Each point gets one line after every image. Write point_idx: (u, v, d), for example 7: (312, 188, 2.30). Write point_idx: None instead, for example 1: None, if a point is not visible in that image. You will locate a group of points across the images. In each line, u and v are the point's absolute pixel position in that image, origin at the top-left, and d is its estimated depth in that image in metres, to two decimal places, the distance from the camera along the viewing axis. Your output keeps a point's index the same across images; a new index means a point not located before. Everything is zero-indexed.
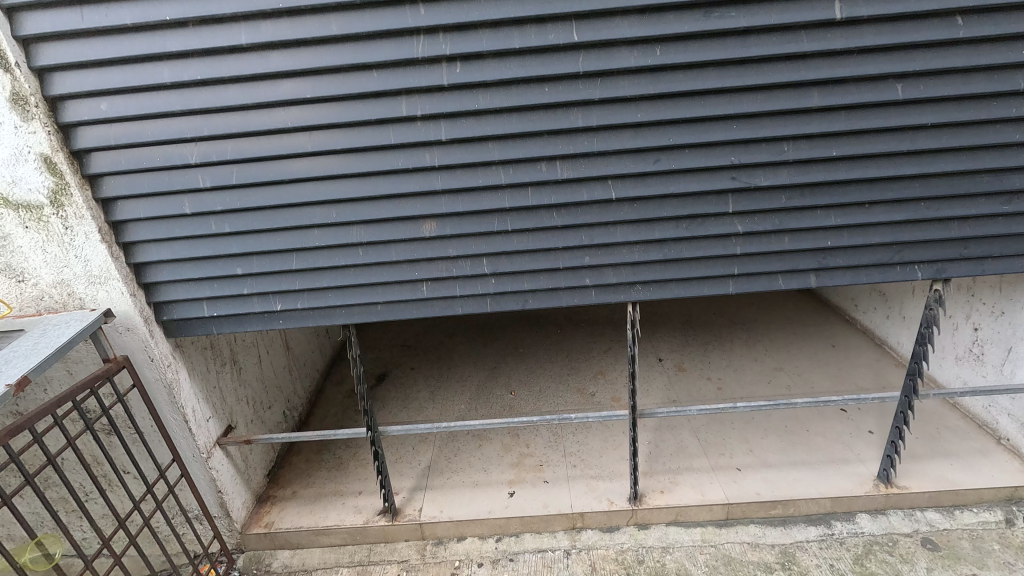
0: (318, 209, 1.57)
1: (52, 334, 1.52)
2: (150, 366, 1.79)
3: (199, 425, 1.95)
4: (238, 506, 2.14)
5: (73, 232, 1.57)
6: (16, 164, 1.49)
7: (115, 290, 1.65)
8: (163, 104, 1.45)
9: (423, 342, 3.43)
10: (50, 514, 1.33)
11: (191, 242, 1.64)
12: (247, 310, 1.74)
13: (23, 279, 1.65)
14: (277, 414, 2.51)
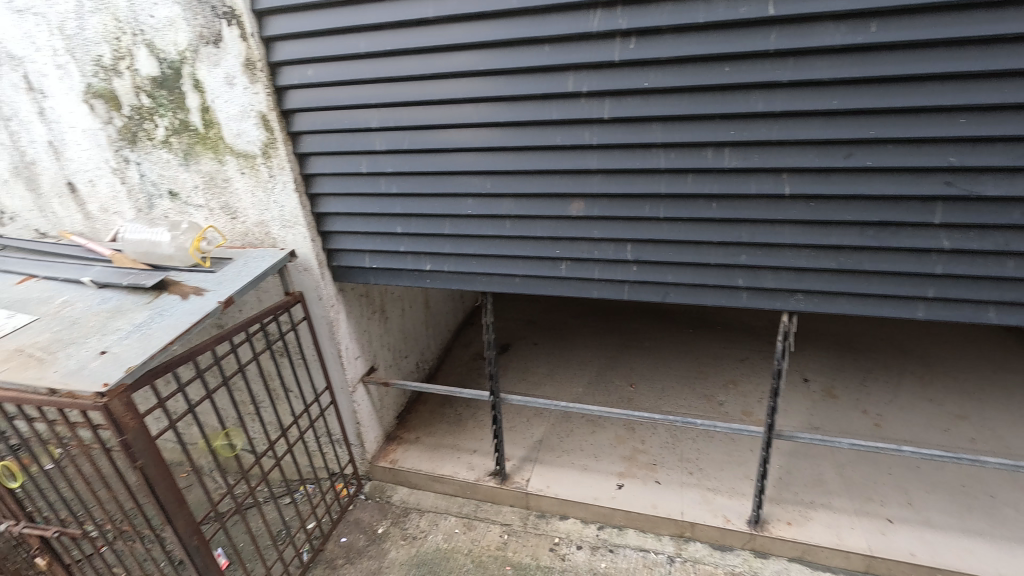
0: (474, 179, 1.65)
1: (252, 265, 1.83)
2: (318, 303, 2.05)
3: (348, 362, 2.20)
4: (371, 439, 2.41)
5: (276, 180, 1.84)
6: (241, 119, 1.77)
7: (301, 234, 1.92)
8: (356, 72, 1.61)
9: (548, 321, 3.46)
10: (230, 413, 1.63)
11: (363, 199, 1.82)
12: (401, 266, 1.90)
13: (235, 217, 1.98)
14: (411, 364, 2.74)
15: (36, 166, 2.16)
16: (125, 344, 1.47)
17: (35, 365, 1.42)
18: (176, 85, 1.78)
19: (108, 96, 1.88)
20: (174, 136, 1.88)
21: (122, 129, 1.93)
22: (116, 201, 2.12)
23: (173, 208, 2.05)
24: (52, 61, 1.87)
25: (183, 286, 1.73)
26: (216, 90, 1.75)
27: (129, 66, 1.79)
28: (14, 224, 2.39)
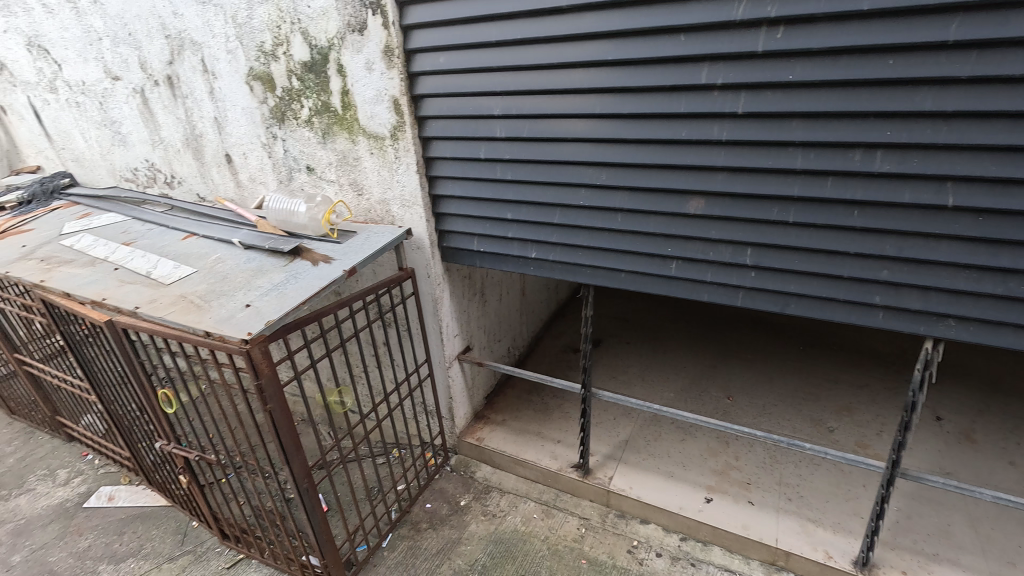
0: (589, 170, 1.64)
1: (373, 239, 1.97)
2: (426, 281, 2.17)
3: (448, 339, 2.30)
4: (460, 415, 2.51)
5: (400, 161, 1.96)
6: (376, 103, 1.90)
7: (417, 214, 2.03)
8: (485, 60, 1.66)
9: (642, 321, 3.37)
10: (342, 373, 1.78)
11: (478, 184, 1.89)
12: (507, 252, 1.94)
13: (361, 193, 2.14)
14: (503, 348, 2.80)
15: (202, 139, 2.48)
16: (266, 300, 1.66)
17: (195, 310, 1.64)
18: (322, 70, 1.95)
19: (265, 78, 2.10)
20: (316, 116, 2.06)
21: (274, 108, 2.16)
22: (263, 173, 2.37)
23: (309, 181, 2.25)
24: (224, 47, 2.13)
25: (315, 254, 1.91)
26: (356, 75, 1.89)
27: (285, 51, 1.99)
28: (181, 187, 2.77)
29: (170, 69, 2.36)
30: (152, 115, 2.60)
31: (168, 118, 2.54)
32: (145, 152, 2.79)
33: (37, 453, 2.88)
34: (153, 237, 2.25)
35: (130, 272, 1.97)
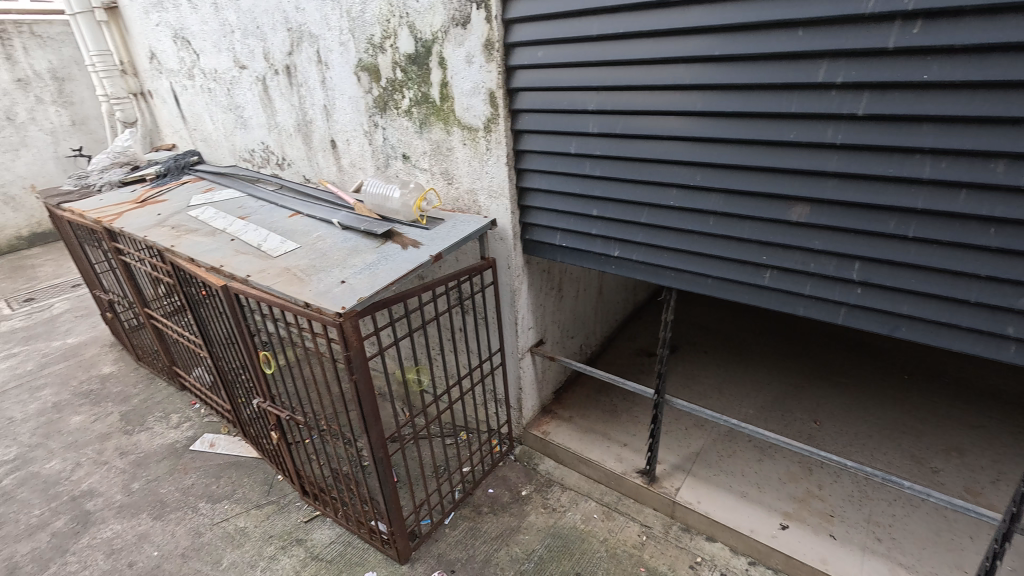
0: (683, 170, 1.58)
1: (459, 227, 2.04)
2: (506, 271, 2.20)
3: (522, 330, 2.33)
4: (528, 407, 2.54)
5: (491, 153, 2.00)
6: (472, 95, 1.95)
7: (503, 206, 2.06)
8: (584, 55, 1.65)
9: (724, 331, 3.21)
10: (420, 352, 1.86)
11: (565, 178, 1.89)
12: (589, 249, 1.93)
13: (451, 182, 2.21)
14: (576, 345, 2.79)
15: (311, 125, 2.67)
16: (359, 278, 1.77)
17: (298, 282, 1.79)
18: (425, 62, 2.03)
19: (372, 69, 2.22)
20: (416, 106, 2.16)
21: (377, 98, 2.28)
22: (362, 159, 2.52)
23: (403, 169, 2.37)
24: (338, 39, 2.28)
25: (405, 238, 2.00)
26: (456, 68, 1.95)
27: (392, 44, 2.10)
28: (290, 169, 3.01)
29: (289, 60, 2.56)
30: (271, 102, 2.84)
31: (284, 105, 2.76)
32: (261, 136, 3.06)
33: (156, 397, 3.27)
34: (264, 213, 2.47)
35: (244, 244, 2.18)
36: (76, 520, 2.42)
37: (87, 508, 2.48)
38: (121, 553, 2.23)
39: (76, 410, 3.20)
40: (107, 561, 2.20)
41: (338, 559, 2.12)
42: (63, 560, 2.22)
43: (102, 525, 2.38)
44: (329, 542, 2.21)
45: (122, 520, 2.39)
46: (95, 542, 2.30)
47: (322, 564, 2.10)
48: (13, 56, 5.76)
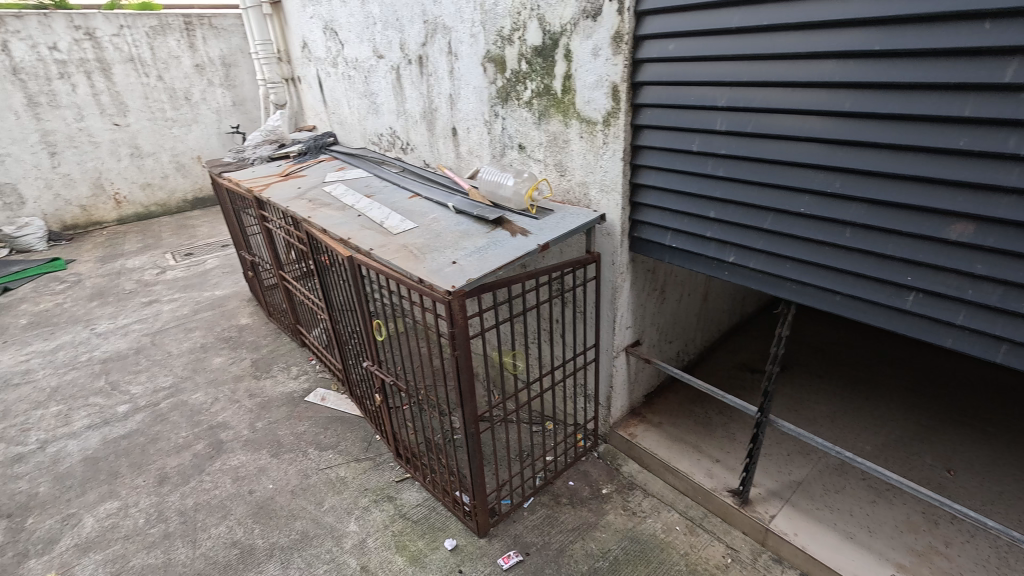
0: (820, 175, 1.46)
1: (568, 219, 2.05)
2: (610, 268, 2.18)
3: (619, 329, 2.30)
4: (617, 407, 2.50)
5: (607, 148, 1.98)
6: (595, 88, 1.94)
7: (614, 201, 2.04)
8: (720, 48, 1.58)
9: (842, 356, 2.92)
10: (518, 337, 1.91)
11: (683, 177, 1.82)
12: (702, 252, 1.84)
13: (563, 174, 2.22)
14: (673, 350, 2.70)
15: (436, 112, 2.83)
16: (469, 260, 1.85)
17: (413, 259, 1.92)
18: (550, 54, 2.05)
19: (498, 61, 2.30)
20: (537, 98, 2.20)
21: (500, 88, 2.35)
22: (480, 147, 2.63)
23: (518, 159, 2.42)
24: (469, 31, 2.39)
25: (514, 226, 2.06)
26: (581, 61, 1.95)
27: (520, 36, 2.15)
28: (412, 153, 3.22)
29: (422, 51, 2.73)
30: (401, 90, 3.05)
31: (413, 93, 2.95)
32: (390, 121, 3.29)
33: (281, 350, 3.69)
34: (387, 193, 2.66)
35: (369, 220, 2.37)
36: (212, 445, 2.82)
37: (221, 437, 2.87)
38: (244, 480, 2.57)
39: (218, 352, 3.70)
40: (233, 485, 2.54)
41: (423, 521, 2.27)
42: (200, 477, 2.61)
43: (232, 453, 2.74)
44: (416, 503, 2.37)
45: (247, 453, 2.74)
46: (225, 468, 2.66)
47: (408, 523, 2.26)
48: (195, 44, 6.72)
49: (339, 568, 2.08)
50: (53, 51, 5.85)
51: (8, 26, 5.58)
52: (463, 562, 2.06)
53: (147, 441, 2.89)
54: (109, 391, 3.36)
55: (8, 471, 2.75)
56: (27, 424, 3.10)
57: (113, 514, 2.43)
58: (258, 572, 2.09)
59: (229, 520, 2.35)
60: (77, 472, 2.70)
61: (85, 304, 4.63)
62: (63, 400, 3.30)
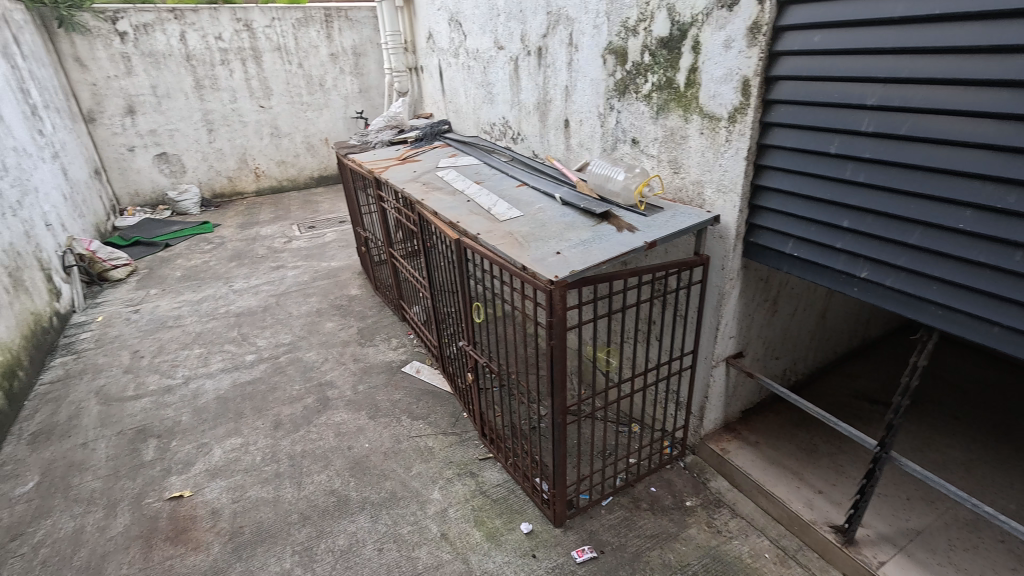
0: (988, 188, 1.26)
1: (678, 219, 1.97)
2: (719, 273, 2.07)
3: (722, 337, 2.18)
4: (710, 418, 2.39)
5: (729, 146, 1.87)
6: (722, 82, 1.83)
7: (732, 203, 1.93)
8: (876, 41, 1.42)
9: (987, 398, 2.54)
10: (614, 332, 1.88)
11: (816, 181, 1.67)
12: (828, 264, 1.68)
13: (677, 172, 2.14)
14: (779, 367, 2.51)
15: (550, 104, 2.85)
16: (574, 252, 1.86)
17: (518, 246, 1.96)
18: (677, 46, 1.98)
19: (619, 52, 2.26)
20: (657, 91, 2.13)
21: (619, 81, 2.32)
22: (591, 139, 2.61)
23: (630, 153, 2.38)
24: (592, 22, 2.37)
25: (621, 221, 2.03)
26: (711, 53, 1.85)
27: (646, 27, 2.09)
28: (522, 143, 3.27)
29: (542, 42, 2.76)
30: (518, 81, 3.11)
31: (529, 84, 2.99)
32: (503, 111, 3.37)
33: (383, 321, 3.96)
34: (496, 181, 2.74)
35: (477, 206, 2.45)
36: (319, 400, 3.11)
37: (327, 394, 3.16)
38: (344, 436, 2.81)
39: (330, 318, 4.06)
40: (334, 439, 2.79)
41: (501, 501, 2.34)
42: (308, 427, 2.89)
43: (335, 410, 3.01)
44: (496, 483, 2.44)
45: (348, 412, 2.99)
46: (328, 422, 2.92)
47: (487, 500, 2.35)
48: (332, 35, 7.33)
49: (421, 531, 2.21)
50: (218, 41, 6.69)
51: (186, 19, 6.47)
52: (537, 547, 2.09)
53: (267, 388, 3.26)
54: (240, 341, 3.83)
55: (160, 398, 3.24)
56: (177, 361, 3.63)
57: (237, 448, 2.78)
58: (351, 520, 2.29)
59: (329, 470, 2.58)
60: (211, 408, 3.12)
61: (225, 263, 5.29)
62: (204, 344, 3.81)
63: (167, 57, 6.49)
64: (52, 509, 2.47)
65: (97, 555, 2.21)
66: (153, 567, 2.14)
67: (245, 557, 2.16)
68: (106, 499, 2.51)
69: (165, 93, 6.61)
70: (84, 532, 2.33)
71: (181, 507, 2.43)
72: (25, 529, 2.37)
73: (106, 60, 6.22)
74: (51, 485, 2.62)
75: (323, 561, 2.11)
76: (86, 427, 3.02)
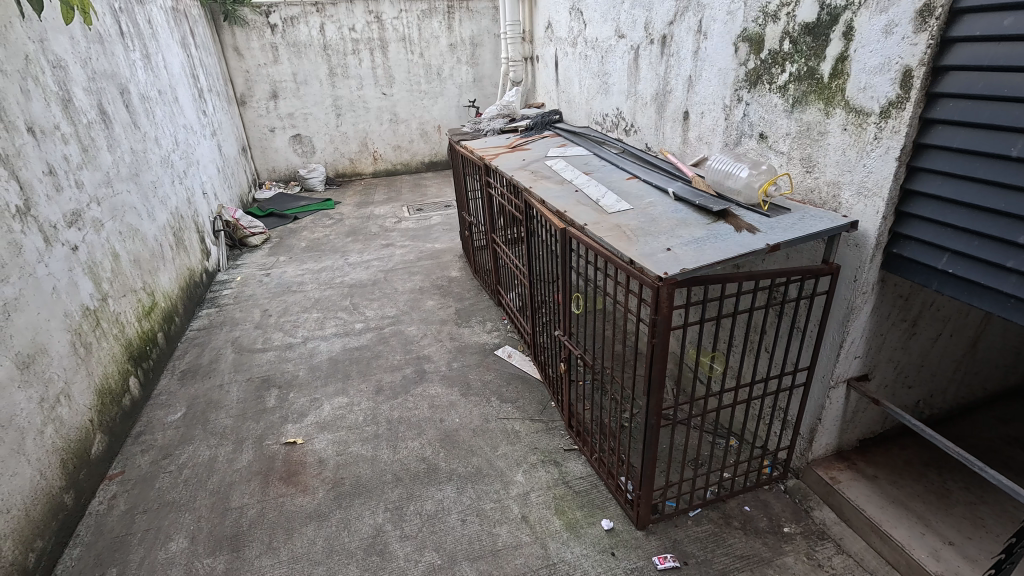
0: None
1: (807, 222, 1.81)
2: (850, 285, 1.87)
3: (845, 357, 1.98)
4: (821, 443, 2.18)
5: (878, 144, 1.67)
6: (877, 73, 1.64)
7: (874, 208, 1.72)
8: None
9: None
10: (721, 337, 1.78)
11: (988, 188, 1.44)
12: (992, 286, 1.45)
13: (811, 171, 1.96)
14: (910, 398, 2.23)
15: (670, 95, 2.74)
16: (685, 250, 1.78)
17: (626, 240, 1.91)
18: (825, 32, 1.80)
19: (755, 40, 2.11)
20: (795, 82, 1.96)
21: (751, 71, 2.16)
22: (712, 133, 2.47)
23: (756, 149, 2.22)
24: (726, 8, 2.23)
25: (740, 221, 1.90)
26: (866, 40, 1.65)
27: (789, 12, 1.93)
28: (635, 136, 3.19)
29: (668, 30, 2.65)
30: (637, 71, 3.02)
31: (649, 74, 2.90)
32: (618, 102, 3.30)
33: (480, 304, 4.09)
34: (605, 173, 2.69)
35: (585, 196, 2.43)
36: (417, 372, 3.30)
37: (424, 367, 3.34)
38: (438, 408, 2.95)
39: (431, 296, 4.27)
40: (428, 410, 2.95)
41: (583, 494, 2.33)
42: (405, 396, 3.08)
43: (430, 383, 3.18)
44: (579, 475, 2.44)
45: (442, 386, 3.14)
46: (423, 393, 3.10)
47: (569, 491, 2.35)
48: (453, 25, 7.59)
49: (503, 509, 2.27)
50: (351, 32, 7.22)
51: (326, 12, 7.05)
52: (616, 546, 2.07)
53: (372, 356, 3.52)
54: (351, 310, 4.16)
55: (283, 353, 3.63)
56: (298, 322, 4.04)
57: (343, 406, 3.03)
58: (438, 488, 2.41)
59: (422, 438, 2.74)
60: (324, 367, 3.43)
61: (343, 238, 5.76)
62: (321, 310, 4.20)
63: (307, 47, 7.14)
64: (194, 437, 2.88)
65: (225, 482, 2.54)
66: (269, 501, 2.42)
67: (344, 506, 2.36)
68: (235, 435, 2.87)
69: (303, 80, 7.30)
70: (217, 461, 2.69)
71: (294, 453, 2.71)
72: (173, 451, 2.79)
73: (258, 49, 6.99)
74: (195, 416, 3.05)
75: (411, 522, 2.25)
76: (224, 370, 3.47)
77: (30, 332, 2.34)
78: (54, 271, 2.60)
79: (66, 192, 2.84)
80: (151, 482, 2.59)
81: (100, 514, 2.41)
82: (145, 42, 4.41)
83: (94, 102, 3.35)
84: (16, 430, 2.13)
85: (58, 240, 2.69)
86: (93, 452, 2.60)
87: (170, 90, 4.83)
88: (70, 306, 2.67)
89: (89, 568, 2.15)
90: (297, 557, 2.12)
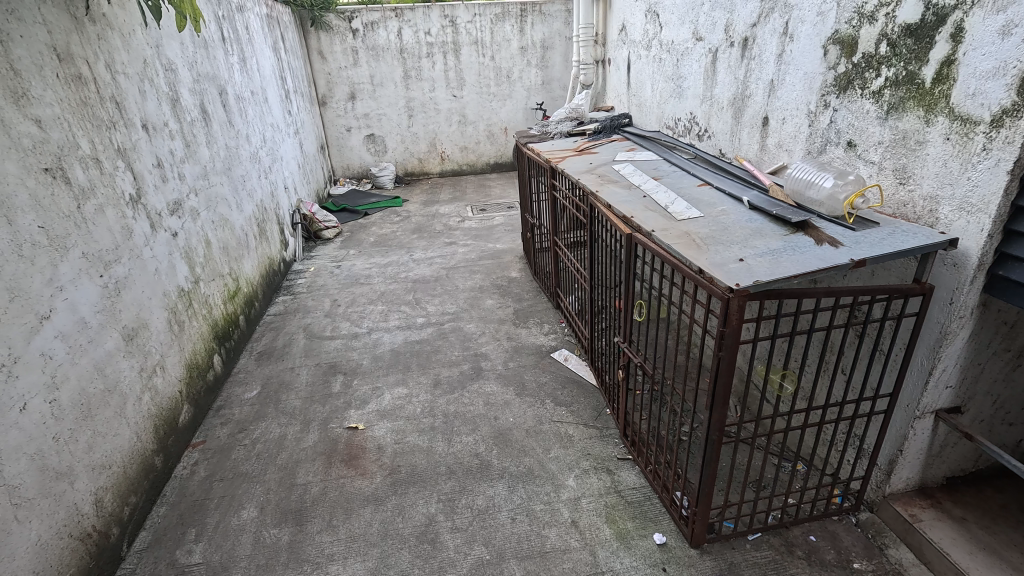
0: None
1: (898, 238, 1.68)
2: (945, 307, 1.72)
3: (934, 386, 1.82)
4: (901, 477, 2.02)
5: (986, 156, 1.53)
6: (990, 77, 1.50)
7: (978, 225, 1.58)
8: None
9: None
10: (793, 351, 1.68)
11: None
12: None
13: (905, 182, 1.83)
14: (1010, 436, 2.03)
15: (749, 99, 2.63)
16: (759, 261, 1.71)
17: (696, 248, 1.86)
18: (929, 34, 1.67)
19: (848, 42, 1.99)
20: (891, 87, 1.83)
21: (842, 75, 2.04)
22: (794, 140, 2.35)
23: (843, 158, 2.09)
24: (817, 8, 2.12)
25: (821, 234, 1.80)
26: (979, 41, 1.52)
27: (889, 13, 1.81)
28: (708, 140, 3.09)
29: (751, 31, 2.55)
30: (714, 74, 2.93)
31: (727, 77, 2.80)
32: (693, 106, 3.22)
33: (538, 306, 4.11)
34: (675, 179, 2.63)
35: (653, 202, 2.39)
36: (474, 369, 3.36)
37: (481, 364, 3.40)
38: (492, 406, 3.00)
39: (490, 295, 4.34)
40: (483, 406, 3.00)
41: (636, 505, 2.29)
42: (462, 391, 3.15)
43: (486, 381, 3.23)
44: (633, 485, 2.39)
45: (498, 384, 3.19)
46: (478, 389, 3.16)
47: (621, 500, 2.32)
48: (524, 28, 7.66)
49: (553, 512, 2.28)
50: (427, 35, 7.46)
51: (405, 16, 7.31)
52: (669, 562, 2.02)
53: (431, 350, 3.62)
54: (414, 304, 4.30)
55: (349, 342, 3.81)
56: (364, 313, 4.23)
57: (402, 397, 3.15)
58: (490, 485, 2.45)
59: (476, 434, 2.79)
60: (386, 358, 3.57)
61: (408, 235, 5.96)
62: (386, 302, 4.37)
63: (385, 51, 7.45)
64: (268, 414, 3.08)
65: (292, 460, 2.71)
66: (331, 480, 2.55)
67: (400, 492, 2.45)
68: (303, 416, 3.05)
69: (380, 82, 7.63)
70: (286, 438, 2.87)
71: (355, 437, 2.84)
72: (249, 426, 3.00)
73: (340, 53, 7.38)
74: (268, 396, 3.27)
75: (463, 515, 2.30)
76: (296, 354, 3.71)
77: (135, 308, 2.60)
78: (158, 254, 2.88)
79: (170, 183, 3.14)
80: (228, 452, 2.80)
81: (184, 478, 2.64)
82: (243, 46, 4.78)
83: (197, 102, 3.67)
84: (120, 394, 2.38)
85: (162, 227, 2.98)
86: (180, 420, 2.85)
87: (261, 91, 5.20)
88: (168, 287, 2.94)
89: (173, 526, 2.36)
90: (354, 537, 2.23)
